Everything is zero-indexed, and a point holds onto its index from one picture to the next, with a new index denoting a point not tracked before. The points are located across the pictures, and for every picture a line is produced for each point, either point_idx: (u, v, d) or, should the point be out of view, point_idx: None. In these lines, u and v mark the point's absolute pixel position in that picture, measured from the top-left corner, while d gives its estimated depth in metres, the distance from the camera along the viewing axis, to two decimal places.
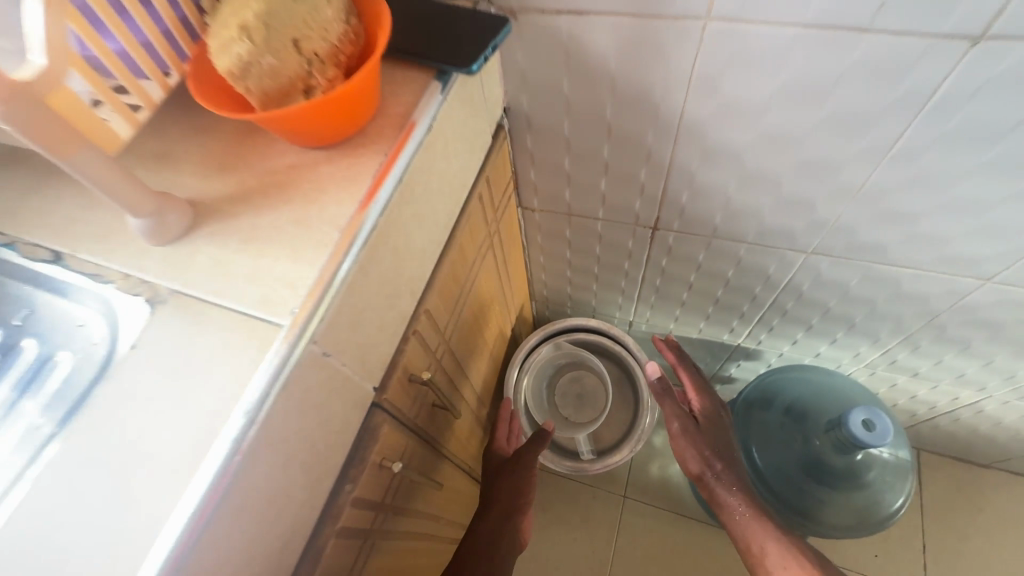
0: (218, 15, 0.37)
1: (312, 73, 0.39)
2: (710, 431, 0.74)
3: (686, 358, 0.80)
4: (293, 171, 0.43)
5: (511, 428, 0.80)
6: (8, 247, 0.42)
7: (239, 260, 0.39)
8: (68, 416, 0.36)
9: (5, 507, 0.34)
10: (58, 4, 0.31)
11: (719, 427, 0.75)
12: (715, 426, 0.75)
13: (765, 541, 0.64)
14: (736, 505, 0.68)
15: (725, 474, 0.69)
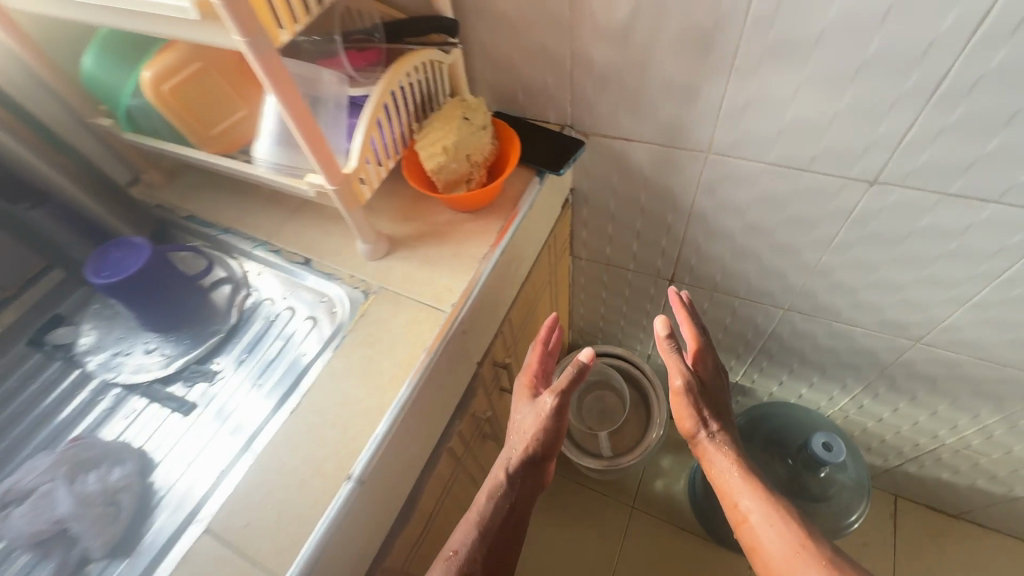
0: (425, 135, 0.67)
1: (472, 171, 0.69)
2: (708, 392, 0.68)
3: (693, 311, 0.72)
4: (449, 224, 0.71)
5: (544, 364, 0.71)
6: (278, 253, 0.72)
7: (418, 272, 0.67)
8: (323, 349, 0.63)
9: (291, 399, 0.59)
10: (365, 137, 0.61)
11: (716, 385, 0.70)
12: (712, 386, 0.69)
13: (751, 503, 0.61)
14: (728, 466, 0.65)
15: (720, 434, 0.66)
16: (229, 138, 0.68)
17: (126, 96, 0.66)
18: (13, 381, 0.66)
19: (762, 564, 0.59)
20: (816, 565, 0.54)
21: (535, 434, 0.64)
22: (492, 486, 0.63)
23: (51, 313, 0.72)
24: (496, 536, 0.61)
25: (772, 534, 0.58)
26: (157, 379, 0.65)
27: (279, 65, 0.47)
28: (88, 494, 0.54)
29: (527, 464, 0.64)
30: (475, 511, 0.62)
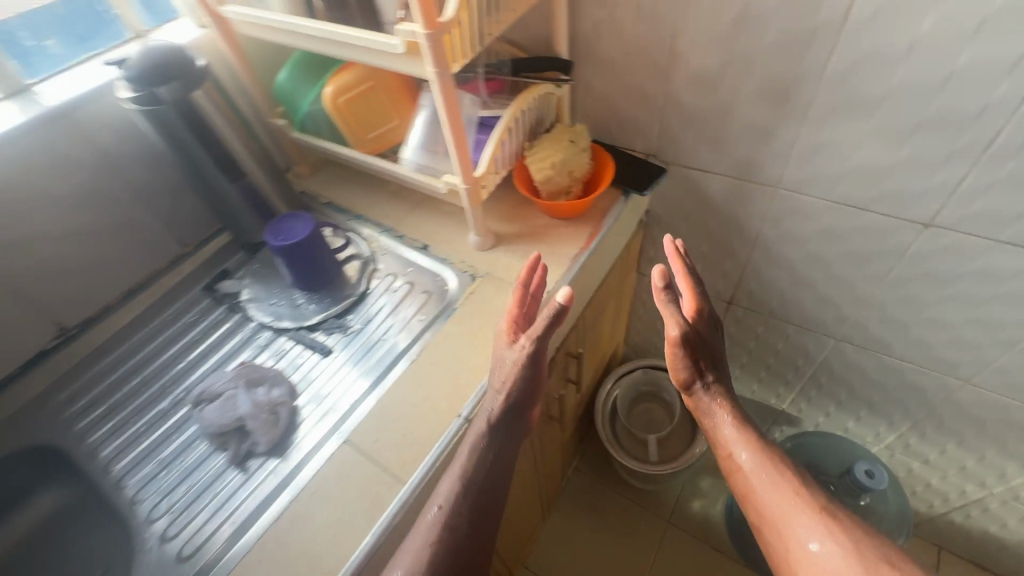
0: (536, 151, 0.81)
1: (571, 185, 0.82)
2: (705, 346, 0.66)
3: (687, 260, 0.67)
4: (545, 228, 0.85)
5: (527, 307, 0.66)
6: (400, 240, 0.88)
7: (519, 263, 0.81)
8: (412, 346, 0.74)
9: (385, 380, 0.71)
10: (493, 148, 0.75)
11: (715, 340, 0.67)
12: (710, 342, 0.67)
13: (746, 454, 0.63)
14: (723, 417, 0.65)
15: (715, 387, 0.66)
16: (380, 142, 0.84)
17: (306, 104, 0.84)
18: (191, 315, 0.84)
19: (755, 511, 0.62)
20: (811, 513, 0.58)
21: (515, 385, 0.61)
22: (473, 441, 0.60)
23: (220, 268, 0.90)
24: (483, 488, 0.59)
25: (768, 484, 0.61)
26: (302, 326, 0.80)
27: (450, 89, 0.61)
28: (261, 404, 0.69)
29: (509, 414, 0.61)
30: (459, 465, 0.60)
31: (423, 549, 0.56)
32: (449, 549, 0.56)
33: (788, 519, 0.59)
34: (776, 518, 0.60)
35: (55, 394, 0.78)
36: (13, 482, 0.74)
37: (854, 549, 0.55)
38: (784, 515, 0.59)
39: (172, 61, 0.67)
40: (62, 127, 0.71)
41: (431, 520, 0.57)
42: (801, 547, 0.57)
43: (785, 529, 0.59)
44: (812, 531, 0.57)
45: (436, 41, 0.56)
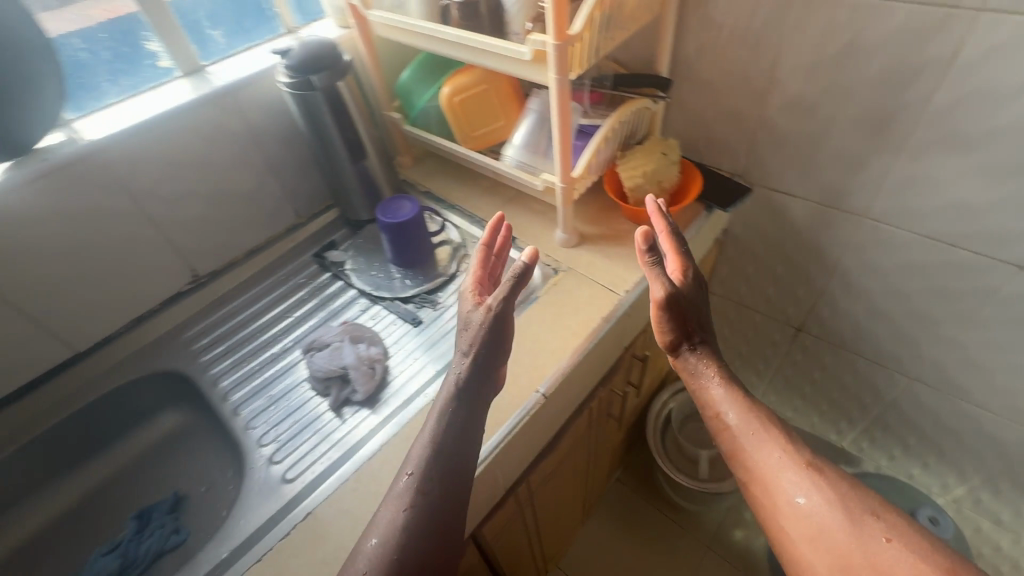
0: (628, 160, 0.86)
1: (658, 195, 0.87)
2: (690, 307, 0.64)
3: (670, 220, 0.68)
4: (628, 232, 0.89)
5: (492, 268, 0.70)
6: (490, 231, 0.95)
7: (601, 262, 0.86)
8: None
9: None
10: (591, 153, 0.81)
11: (697, 301, 0.65)
12: (695, 301, 0.64)
13: (734, 412, 0.61)
14: (711, 378, 0.63)
15: (702, 348, 0.65)
16: (484, 140, 0.92)
17: (422, 100, 0.94)
18: (301, 278, 0.95)
19: (743, 469, 0.60)
20: (798, 470, 0.56)
21: (478, 343, 0.61)
22: (441, 408, 0.59)
23: (328, 240, 1.00)
24: (455, 457, 0.57)
25: (755, 443, 0.59)
26: (397, 297, 0.88)
27: (566, 93, 0.67)
28: (365, 359, 0.77)
29: (476, 376, 0.61)
30: (427, 433, 0.58)
31: (398, 517, 0.53)
32: (427, 515, 0.53)
33: (774, 475, 0.57)
34: (763, 476, 0.58)
35: (185, 330, 0.90)
36: (145, 400, 0.87)
37: (839, 502, 0.54)
38: (772, 473, 0.57)
39: (326, 54, 0.79)
40: (228, 103, 0.84)
41: (403, 488, 0.54)
42: (788, 503, 0.55)
43: (772, 486, 0.57)
44: (798, 486, 0.56)
45: (562, 51, 0.63)
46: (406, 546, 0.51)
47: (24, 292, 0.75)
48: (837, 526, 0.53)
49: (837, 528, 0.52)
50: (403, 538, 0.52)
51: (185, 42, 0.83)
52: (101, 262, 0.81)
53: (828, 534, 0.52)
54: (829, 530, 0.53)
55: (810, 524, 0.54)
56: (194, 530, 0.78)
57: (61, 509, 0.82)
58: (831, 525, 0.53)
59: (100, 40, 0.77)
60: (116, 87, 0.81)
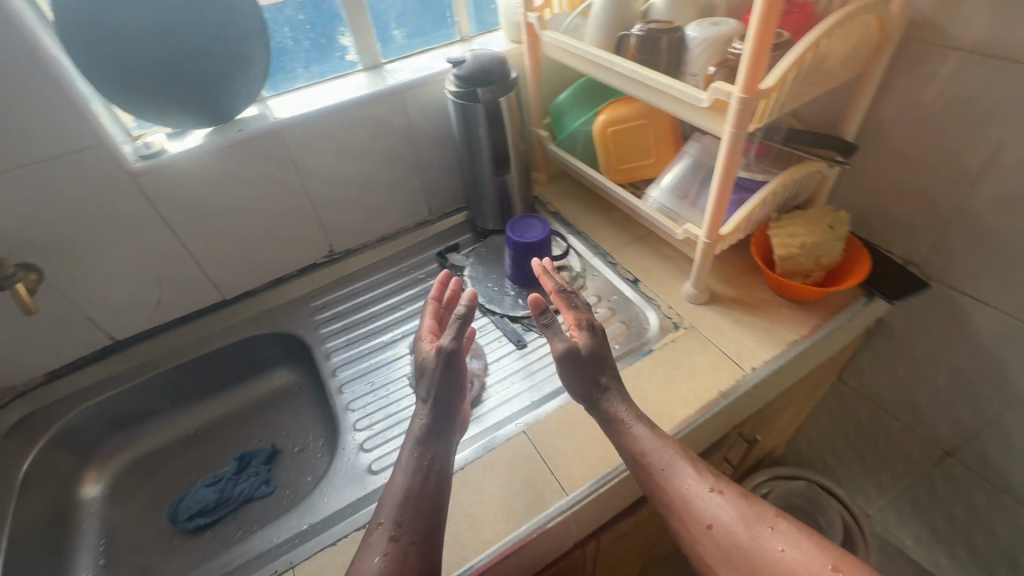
0: (786, 226, 0.78)
1: (814, 271, 0.77)
2: (592, 364, 0.63)
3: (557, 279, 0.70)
4: (766, 301, 0.80)
5: (443, 317, 0.73)
6: (613, 267, 0.91)
7: (730, 328, 0.78)
8: None
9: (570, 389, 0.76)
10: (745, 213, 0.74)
11: (595, 352, 0.64)
12: (592, 355, 0.64)
13: (650, 448, 0.59)
14: (624, 416, 0.62)
15: (610, 389, 0.63)
16: (628, 174, 0.88)
17: (574, 125, 0.93)
18: (419, 273, 0.99)
19: (662, 504, 0.57)
20: (707, 492, 0.56)
21: (434, 393, 0.63)
22: (408, 456, 0.61)
23: (452, 242, 1.03)
24: (425, 504, 0.58)
25: (665, 473, 0.58)
26: (506, 315, 0.87)
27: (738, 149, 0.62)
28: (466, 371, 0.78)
29: (436, 422, 0.63)
30: (396, 482, 0.59)
31: (374, 564, 0.53)
32: (403, 562, 0.53)
33: (684, 500, 0.56)
34: (678, 506, 0.56)
35: (312, 299, 0.97)
36: (266, 353, 0.95)
37: (745, 519, 0.54)
38: (685, 500, 0.56)
39: (495, 69, 0.80)
40: (395, 101, 0.89)
41: (379, 537, 0.55)
42: (700, 528, 0.54)
43: (686, 514, 0.55)
44: (710, 508, 0.55)
45: (747, 106, 0.58)
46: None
47: (199, 240, 0.85)
48: (746, 545, 0.53)
49: (743, 545, 0.53)
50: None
51: (372, 39, 0.90)
52: (261, 225, 0.89)
53: (740, 553, 0.53)
54: (737, 549, 0.53)
55: (722, 546, 0.53)
56: (281, 485, 0.83)
57: (181, 432, 0.91)
58: (739, 542, 0.53)
59: (305, 30, 0.85)
60: (307, 73, 0.89)
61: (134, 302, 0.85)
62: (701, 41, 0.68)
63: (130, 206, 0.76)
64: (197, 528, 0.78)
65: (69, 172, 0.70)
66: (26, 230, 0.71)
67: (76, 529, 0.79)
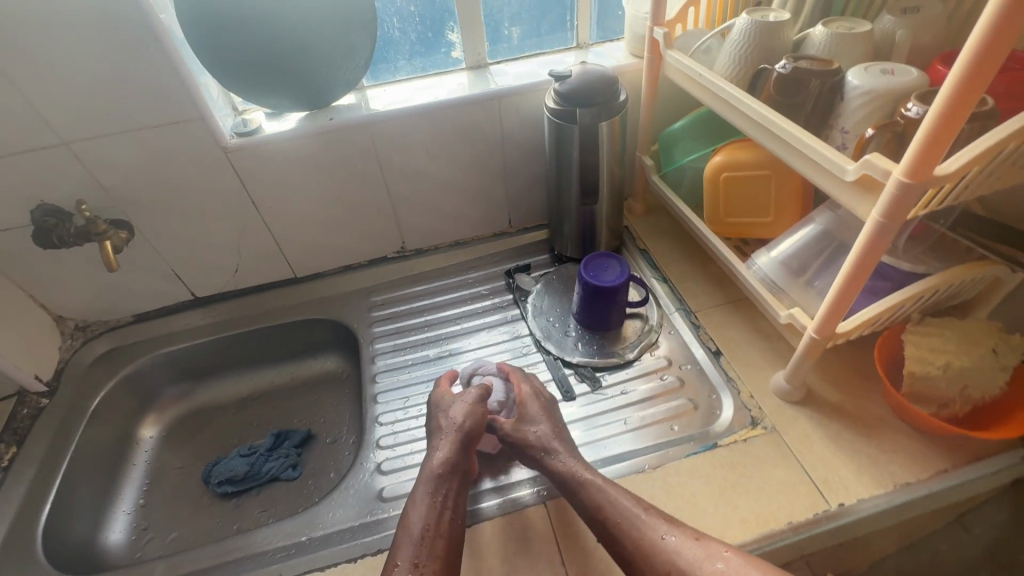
0: (928, 335, 0.61)
1: (954, 401, 0.60)
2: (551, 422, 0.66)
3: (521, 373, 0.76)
4: (878, 420, 0.64)
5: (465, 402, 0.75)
6: (695, 330, 0.79)
7: (821, 443, 0.64)
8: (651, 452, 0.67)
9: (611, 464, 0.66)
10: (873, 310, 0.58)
11: (537, 416, 0.67)
12: (530, 419, 0.66)
13: (603, 497, 0.57)
14: (577, 471, 0.60)
15: (562, 454, 0.62)
16: (735, 229, 0.75)
17: (685, 159, 0.81)
18: (484, 288, 0.94)
19: (618, 555, 0.54)
20: (657, 534, 0.53)
21: (461, 423, 0.65)
22: (424, 490, 0.59)
23: (524, 261, 0.96)
24: (443, 544, 0.55)
25: (614, 516, 0.55)
26: (561, 358, 0.79)
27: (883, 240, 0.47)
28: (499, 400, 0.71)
29: (460, 452, 0.62)
30: (415, 520, 0.57)
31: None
32: None
33: (640, 547, 0.53)
34: (634, 553, 0.53)
35: (374, 294, 0.95)
36: (322, 337, 0.96)
37: (699, 560, 0.51)
38: (641, 548, 0.53)
39: (601, 90, 0.71)
40: (491, 107, 0.83)
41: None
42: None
43: (644, 562, 0.52)
44: (665, 553, 0.52)
45: (906, 193, 0.43)
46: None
47: (278, 218, 0.87)
48: None
49: None
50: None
51: (480, 38, 0.85)
52: (339, 214, 0.89)
53: None
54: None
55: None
56: (307, 473, 0.84)
57: (235, 394, 0.95)
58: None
59: (414, 22, 0.82)
60: (409, 66, 0.86)
61: (215, 266, 0.90)
62: (863, 92, 0.54)
63: (220, 179, 0.79)
64: (224, 494, 0.82)
65: (173, 140, 0.74)
66: (129, 187, 0.76)
67: (129, 463, 0.86)
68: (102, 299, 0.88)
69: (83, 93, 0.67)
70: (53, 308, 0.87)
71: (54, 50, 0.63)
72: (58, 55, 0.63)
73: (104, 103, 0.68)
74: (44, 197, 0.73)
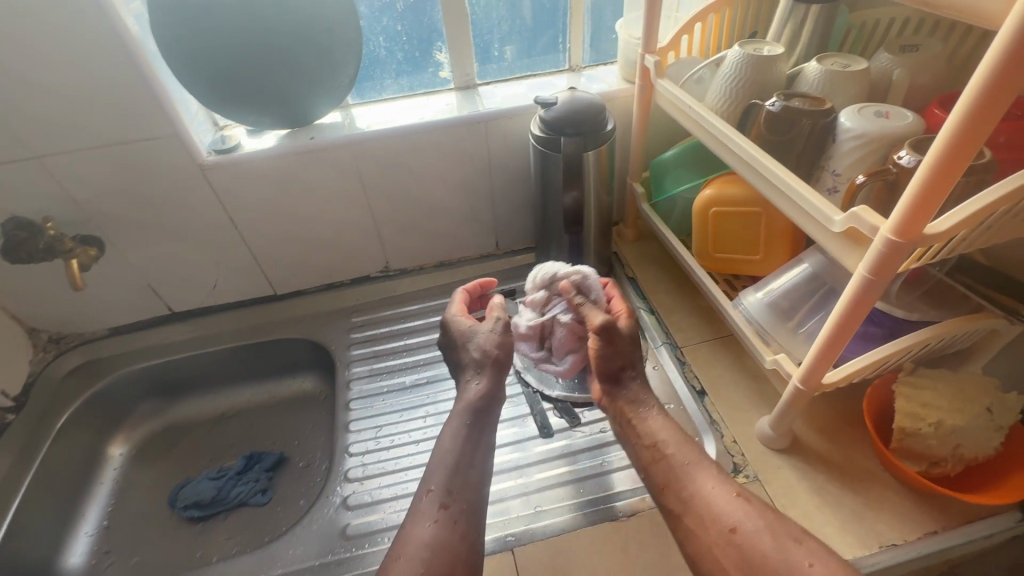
0: (921, 388, 0.58)
1: (947, 460, 0.56)
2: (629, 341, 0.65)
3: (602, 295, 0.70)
4: (868, 475, 0.61)
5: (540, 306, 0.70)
6: (681, 367, 0.76)
7: (806, 496, 0.60)
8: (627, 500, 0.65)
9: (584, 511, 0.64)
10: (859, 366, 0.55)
11: (624, 335, 0.64)
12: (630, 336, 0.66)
13: (670, 441, 0.59)
14: (648, 409, 0.62)
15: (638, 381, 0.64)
16: (725, 265, 0.73)
17: (675, 189, 0.79)
18: None
19: (676, 501, 0.55)
20: (729, 495, 0.53)
21: (491, 354, 0.64)
22: (460, 420, 0.62)
23: (510, 286, 0.94)
24: (474, 474, 0.58)
25: (691, 469, 0.56)
26: (541, 391, 0.77)
27: (861, 306, 0.45)
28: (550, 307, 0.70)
29: (496, 382, 0.64)
30: (444, 453, 0.59)
31: (426, 531, 0.53)
32: (449, 531, 0.54)
33: (703, 500, 0.53)
34: (694, 507, 0.53)
35: (354, 314, 0.93)
36: (300, 356, 0.94)
37: (770, 523, 0.50)
38: (704, 503, 0.53)
39: (588, 118, 0.69)
40: (478, 129, 0.81)
41: (426, 502, 0.55)
42: (722, 532, 0.51)
43: (705, 516, 0.52)
44: (734, 514, 0.51)
45: (895, 251, 0.40)
46: (426, 555, 0.51)
47: (258, 236, 0.85)
48: (767, 552, 0.48)
49: (766, 555, 0.48)
50: (431, 550, 0.52)
51: (469, 59, 0.83)
52: (321, 232, 0.87)
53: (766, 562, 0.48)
54: (761, 559, 0.48)
55: (746, 553, 0.49)
56: (277, 499, 0.81)
57: (209, 413, 0.93)
58: (765, 552, 0.48)
59: (401, 41, 0.81)
60: (396, 84, 0.85)
61: (193, 282, 0.88)
62: (855, 136, 0.51)
63: (198, 195, 0.77)
64: (191, 518, 0.79)
65: (148, 156, 0.72)
66: (104, 201, 0.75)
67: (96, 482, 0.83)
68: (77, 312, 0.86)
69: (58, 108, 0.65)
70: (27, 320, 0.85)
71: (28, 64, 0.62)
72: (32, 70, 0.62)
73: (78, 117, 0.67)
74: (16, 210, 0.72)
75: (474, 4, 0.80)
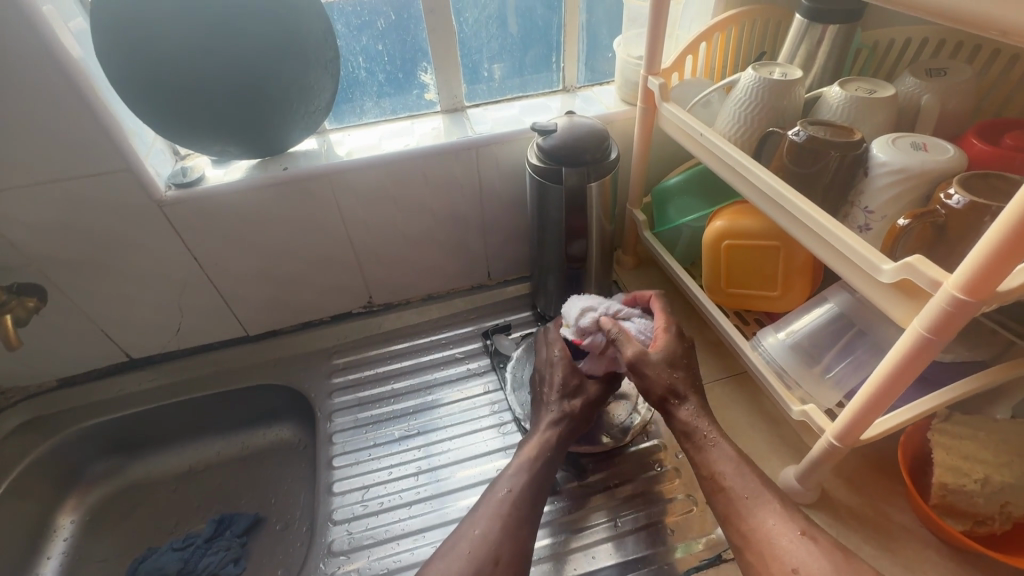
0: (961, 439, 0.53)
1: (994, 518, 0.52)
2: (670, 365, 0.59)
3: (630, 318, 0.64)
4: (904, 531, 0.56)
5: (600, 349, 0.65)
6: None
7: None
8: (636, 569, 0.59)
9: None
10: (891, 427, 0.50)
11: (657, 362, 0.59)
12: (670, 359, 0.59)
13: (730, 471, 0.55)
14: (708, 435, 0.57)
15: (692, 402, 0.58)
16: (740, 300, 0.67)
17: (681, 218, 0.74)
18: (458, 350, 0.84)
19: (737, 534, 0.52)
20: (794, 535, 0.50)
21: (569, 395, 0.64)
22: (542, 440, 0.62)
23: (504, 320, 0.87)
24: (540, 486, 0.59)
25: (754, 504, 0.52)
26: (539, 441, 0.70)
27: (915, 367, 0.41)
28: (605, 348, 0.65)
29: (574, 415, 0.64)
30: (521, 466, 0.60)
31: (497, 520, 0.55)
32: (515, 528, 0.55)
33: (765, 539, 0.50)
34: (756, 542, 0.51)
35: (335, 355, 0.85)
36: (276, 403, 0.85)
37: (840, 566, 0.48)
38: (766, 539, 0.50)
39: (591, 145, 0.63)
40: (468, 156, 0.74)
41: (501, 498, 0.57)
42: (784, 572, 0.49)
43: (766, 555, 0.50)
44: (798, 556, 0.49)
45: (960, 311, 0.36)
46: (496, 538, 0.54)
47: (226, 274, 0.77)
48: None
49: None
50: (502, 536, 0.54)
51: (456, 80, 0.77)
52: (297, 269, 0.80)
53: None
54: None
55: None
56: (252, 569, 0.72)
57: (175, 469, 0.84)
58: None
59: (382, 61, 0.75)
60: (377, 107, 0.79)
61: (153, 327, 0.79)
62: (892, 170, 0.47)
63: (156, 233, 0.69)
64: None
65: (96, 193, 0.64)
66: (46, 243, 0.66)
67: (42, 556, 0.73)
68: (20, 364, 0.77)
69: None
70: None
71: None
72: None
73: (12, 151, 0.58)
74: None
75: (462, 21, 0.74)
